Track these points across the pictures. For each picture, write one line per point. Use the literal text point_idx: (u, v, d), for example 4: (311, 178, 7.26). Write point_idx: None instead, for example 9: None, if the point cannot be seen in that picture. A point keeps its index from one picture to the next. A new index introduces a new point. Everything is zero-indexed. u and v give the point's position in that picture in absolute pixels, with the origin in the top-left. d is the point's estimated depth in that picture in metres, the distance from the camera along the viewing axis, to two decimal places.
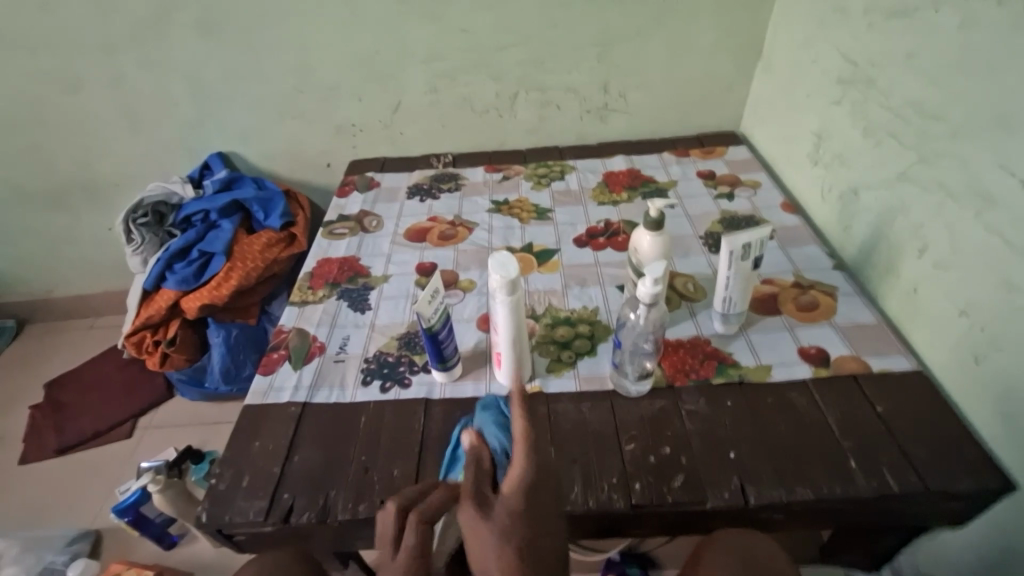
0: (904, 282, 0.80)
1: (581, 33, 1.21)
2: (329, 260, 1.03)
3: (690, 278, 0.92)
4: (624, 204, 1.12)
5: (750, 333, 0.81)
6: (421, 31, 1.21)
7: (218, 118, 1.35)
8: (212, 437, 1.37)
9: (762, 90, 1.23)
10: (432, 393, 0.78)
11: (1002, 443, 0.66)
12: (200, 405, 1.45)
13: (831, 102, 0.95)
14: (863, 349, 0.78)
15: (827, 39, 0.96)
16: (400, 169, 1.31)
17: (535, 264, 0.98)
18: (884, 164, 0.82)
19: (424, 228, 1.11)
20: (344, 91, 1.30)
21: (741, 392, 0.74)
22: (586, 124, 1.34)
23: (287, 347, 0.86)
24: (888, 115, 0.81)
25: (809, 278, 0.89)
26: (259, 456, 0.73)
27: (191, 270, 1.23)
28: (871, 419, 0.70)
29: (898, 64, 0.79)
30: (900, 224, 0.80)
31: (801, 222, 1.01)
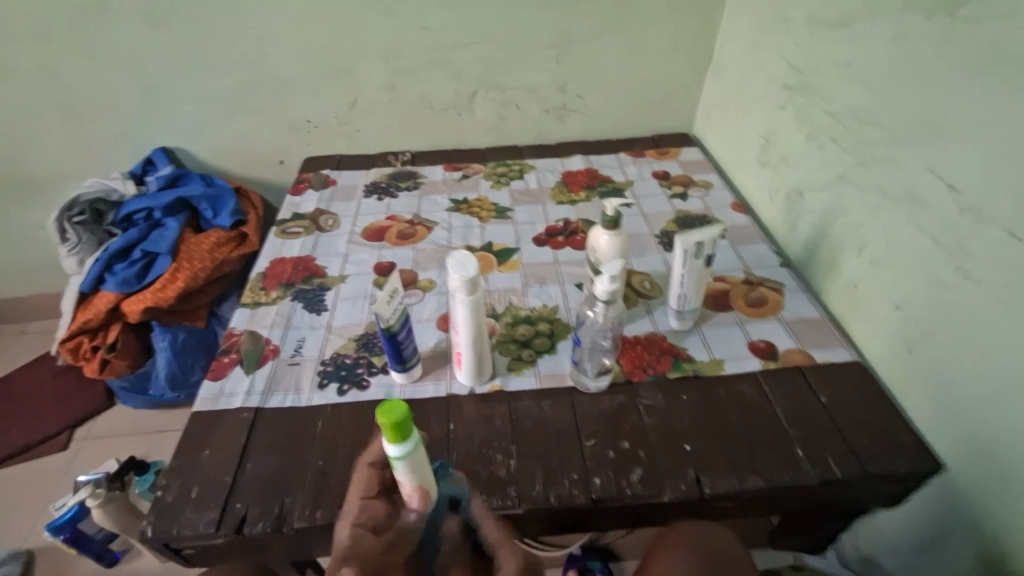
0: (844, 278, 0.84)
1: (540, 34, 1.22)
2: (283, 260, 1.00)
3: (646, 276, 0.94)
4: (582, 203, 1.14)
5: (704, 328, 0.84)
6: (378, 26, 1.19)
7: (162, 110, 1.28)
8: (156, 447, 1.30)
9: (712, 94, 1.27)
10: (392, 394, 0.76)
11: (931, 426, 0.71)
12: (145, 414, 1.38)
13: (776, 107, 0.99)
14: (808, 342, 0.82)
15: (773, 47, 1.00)
16: (356, 167, 1.28)
17: (495, 263, 0.98)
18: (825, 166, 0.87)
19: (381, 227, 1.09)
20: (298, 86, 1.26)
21: (695, 385, 0.77)
22: (544, 124, 1.35)
23: (238, 351, 0.83)
24: (830, 120, 0.85)
25: (758, 275, 0.93)
26: (208, 465, 0.70)
27: (132, 270, 1.15)
28: (816, 408, 0.74)
29: (837, 71, 0.83)
30: (840, 223, 0.84)
31: (749, 221, 1.05)
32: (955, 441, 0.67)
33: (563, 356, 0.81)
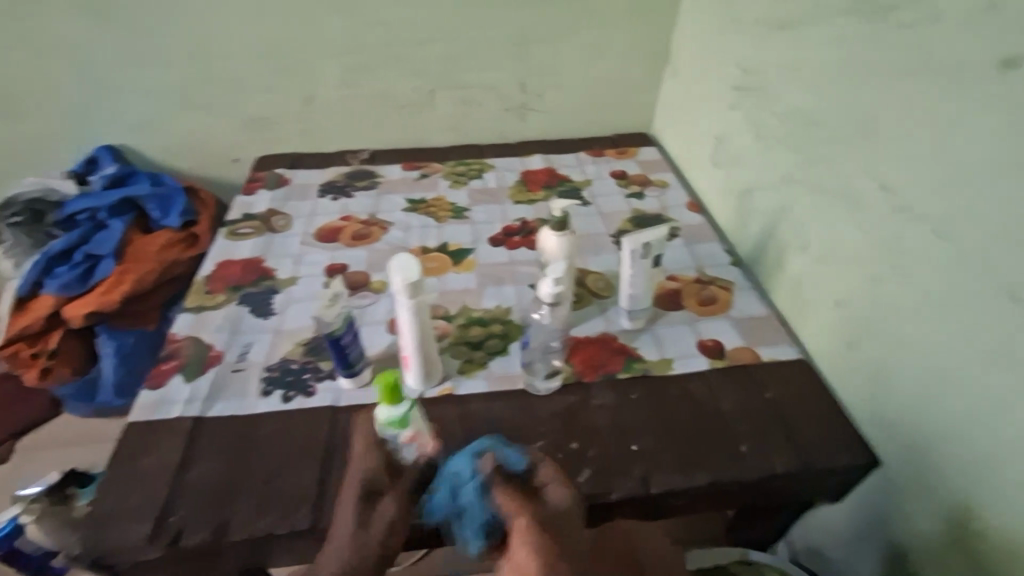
0: (789, 277, 0.85)
1: (498, 32, 1.21)
2: (232, 262, 0.97)
3: (601, 275, 0.95)
4: (540, 202, 1.13)
5: (655, 327, 0.85)
6: (332, 21, 1.16)
7: (106, 106, 1.24)
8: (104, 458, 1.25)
9: (670, 94, 1.28)
10: (339, 400, 0.75)
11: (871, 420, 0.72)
12: (94, 422, 1.33)
13: (728, 107, 1.00)
14: (755, 340, 0.83)
15: (724, 47, 1.01)
16: (312, 165, 1.25)
17: (450, 263, 0.98)
18: (772, 165, 0.88)
19: (336, 227, 1.07)
20: (250, 82, 1.23)
21: (645, 384, 0.77)
22: (505, 123, 1.33)
23: (181, 357, 0.81)
24: (777, 121, 0.87)
25: (710, 274, 0.94)
26: (146, 476, 0.68)
27: (74, 273, 1.10)
28: (763, 404, 0.75)
29: (783, 72, 0.84)
30: (786, 222, 0.86)
31: (703, 220, 1.06)
32: (893, 434, 0.69)
33: (516, 357, 0.81)
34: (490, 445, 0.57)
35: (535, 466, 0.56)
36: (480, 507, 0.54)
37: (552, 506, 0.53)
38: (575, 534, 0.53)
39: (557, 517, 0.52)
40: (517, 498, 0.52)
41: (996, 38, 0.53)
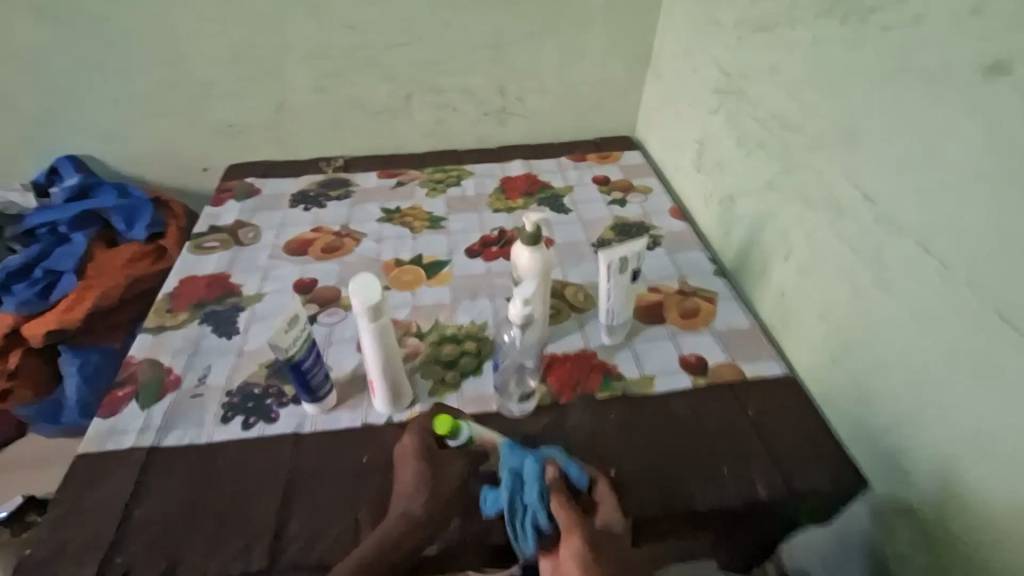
0: (773, 288, 0.82)
1: (474, 34, 1.17)
2: (195, 278, 0.93)
3: (580, 287, 0.91)
4: (519, 210, 1.10)
5: (635, 343, 0.81)
6: (300, 25, 1.12)
7: (68, 114, 1.19)
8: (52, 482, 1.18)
9: (653, 97, 1.24)
10: (302, 427, 0.71)
11: (858, 439, 0.69)
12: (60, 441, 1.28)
13: (709, 111, 0.97)
14: (738, 354, 0.80)
15: (705, 49, 0.98)
16: (284, 174, 1.21)
17: (425, 276, 0.94)
18: (754, 172, 0.85)
19: (307, 239, 1.03)
20: (218, 89, 1.18)
21: (623, 404, 0.74)
22: (484, 127, 1.29)
23: (136, 383, 0.76)
24: (758, 126, 0.83)
25: (693, 284, 0.91)
26: (92, 513, 0.63)
27: (33, 290, 1.06)
28: (744, 424, 0.72)
29: (763, 76, 0.81)
30: (769, 231, 0.82)
31: (687, 226, 1.03)
32: (879, 453, 0.66)
33: (489, 376, 0.77)
34: (558, 456, 0.61)
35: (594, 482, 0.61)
36: (540, 508, 0.56)
37: (608, 525, 0.56)
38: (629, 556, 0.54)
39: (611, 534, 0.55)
40: (573, 511, 0.54)
41: (980, 41, 0.50)
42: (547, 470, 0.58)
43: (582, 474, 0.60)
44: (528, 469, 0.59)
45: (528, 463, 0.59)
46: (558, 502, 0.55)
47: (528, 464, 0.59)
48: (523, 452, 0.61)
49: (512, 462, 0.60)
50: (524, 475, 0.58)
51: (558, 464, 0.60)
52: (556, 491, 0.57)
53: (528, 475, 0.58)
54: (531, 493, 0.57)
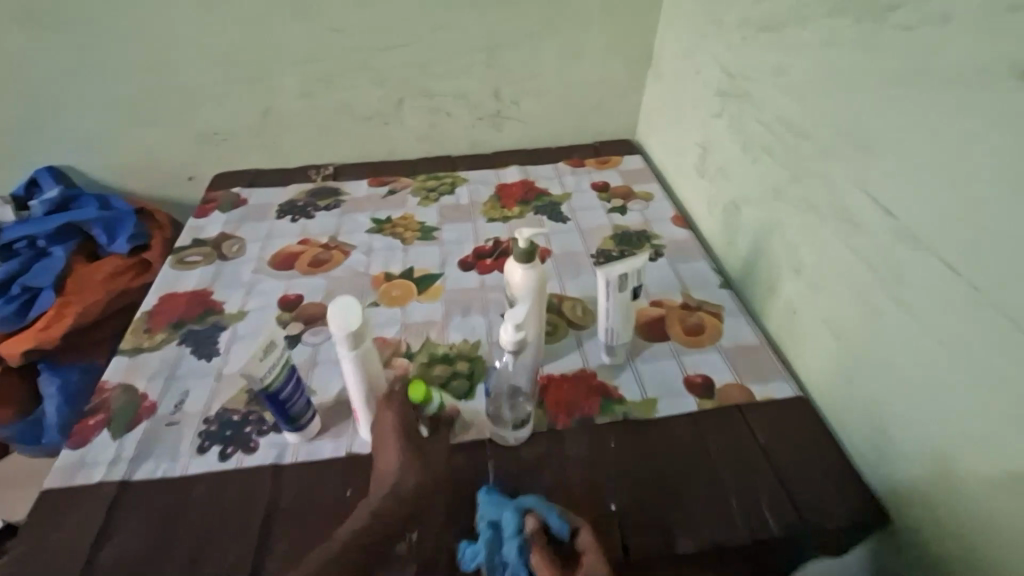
0: (782, 302, 0.77)
1: (467, 36, 1.13)
2: (175, 295, 0.89)
3: (578, 301, 0.87)
4: (515, 219, 1.05)
5: (637, 362, 0.77)
6: (285, 28, 1.08)
7: (47, 123, 1.15)
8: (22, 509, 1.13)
9: (653, 99, 1.20)
10: (283, 457, 0.67)
11: (874, 468, 0.64)
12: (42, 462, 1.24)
13: (712, 115, 0.93)
14: (747, 374, 0.75)
15: (708, 50, 0.93)
16: (271, 183, 1.17)
17: (416, 291, 0.89)
18: (760, 180, 0.80)
19: (293, 252, 0.98)
20: (201, 96, 1.14)
21: (625, 430, 0.69)
22: (479, 132, 1.25)
23: (108, 410, 0.72)
24: (764, 130, 0.79)
25: (697, 297, 0.86)
26: (55, 554, 0.59)
27: (11, 307, 1.02)
28: (754, 451, 0.67)
29: (769, 78, 0.76)
30: (776, 242, 0.78)
31: (690, 235, 0.98)
32: (897, 484, 0.61)
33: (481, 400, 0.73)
34: (535, 504, 0.58)
35: (576, 529, 0.57)
36: (520, 564, 0.55)
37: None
38: None
39: None
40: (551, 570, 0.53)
41: (1009, 40, 0.46)
42: (524, 525, 0.56)
43: (561, 521, 0.56)
44: (507, 523, 0.57)
45: (505, 518, 0.57)
46: (537, 560, 0.53)
47: (507, 521, 0.57)
48: (501, 503, 0.59)
49: (491, 514, 0.58)
50: (502, 529, 0.57)
51: (538, 515, 0.57)
52: (533, 546, 0.54)
53: (507, 530, 0.56)
54: (509, 551, 0.55)
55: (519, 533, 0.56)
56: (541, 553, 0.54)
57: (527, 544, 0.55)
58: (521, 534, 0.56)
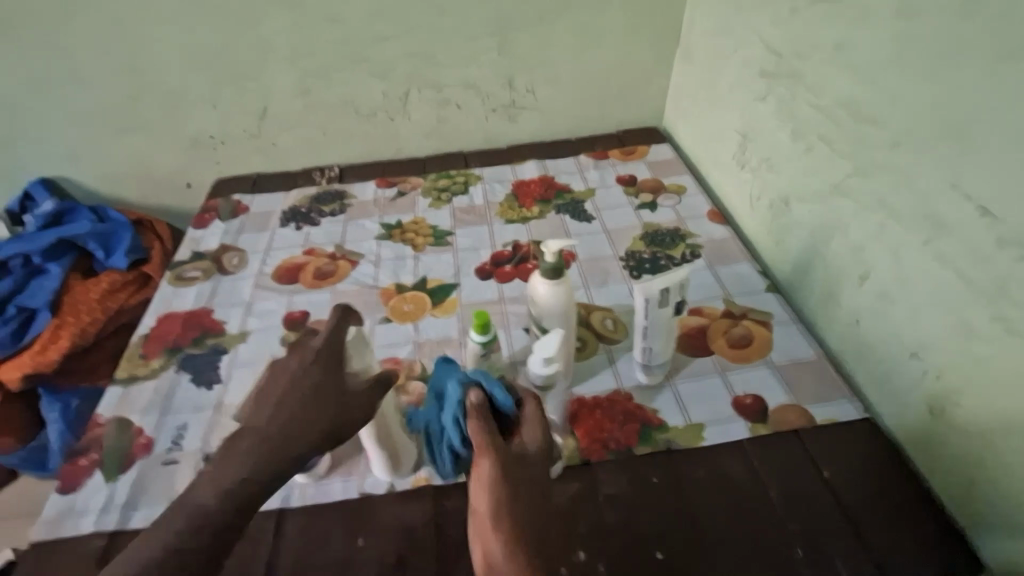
0: (844, 311, 0.68)
1: (477, 21, 1.04)
2: (172, 316, 0.83)
3: (609, 312, 0.78)
4: (535, 220, 0.97)
5: (677, 382, 0.69)
6: (280, 20, 1.01)
7: (37, 131, 1.09)
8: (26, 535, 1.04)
9: (682, 82, 1.10)
10: (289, 501, 0.60)
11: (972, 518, 0.55)
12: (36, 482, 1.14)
13: (754, 97, 0.83)
14: (805, 395, 0.66)
15: (748, 24, 0.83)
16: (273, 188, 1.10)
17: (430, 304, 0.82)
18: (815, 171, 0.71)
19: (296, 265, 0.91)
20: (195, 96, 1.07)
21: (666, 463, 0.61)
22: (492, 126, 1.16)
23: (100, 449, 0.66)
24: (819, 114, 0.69)
25: (741, 305, 0.77)
26: None
27: (7, 330, 0.97)
28: (818, 490, 0.58)
29: (825, 55, 0.67)
30: (836, 242, 0.68)
31: (729, 233, 0.89)
32: (1005, 541, 0.52)
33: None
34: (482, 377, 0.55)
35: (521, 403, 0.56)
36: (453, 431, 0.54)
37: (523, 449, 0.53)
38: (541, 482, 0.52)
39: (527, 462, 0.52)
40: (483, 436, 0.52)
41: None
42: (468, 396, 0.54)
43: (506, 397, 0.54)
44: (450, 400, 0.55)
45: (449, 387, 0.55)
46: (474, 427, 0.52)
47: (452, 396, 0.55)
48: (449, 372, 0.57)
49: (438, 384, 0.57)
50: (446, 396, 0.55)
51: (482, 387, 0.55)
52: (472, 417, 0.53)
53: (450, 399, 0.55)
54: (448, 418, 0.55)
55: (461, 405, 0.54)
56: (479, 421, 0.53)
57: (466, 408, 0.54)
58: (463, 404, 0.54)
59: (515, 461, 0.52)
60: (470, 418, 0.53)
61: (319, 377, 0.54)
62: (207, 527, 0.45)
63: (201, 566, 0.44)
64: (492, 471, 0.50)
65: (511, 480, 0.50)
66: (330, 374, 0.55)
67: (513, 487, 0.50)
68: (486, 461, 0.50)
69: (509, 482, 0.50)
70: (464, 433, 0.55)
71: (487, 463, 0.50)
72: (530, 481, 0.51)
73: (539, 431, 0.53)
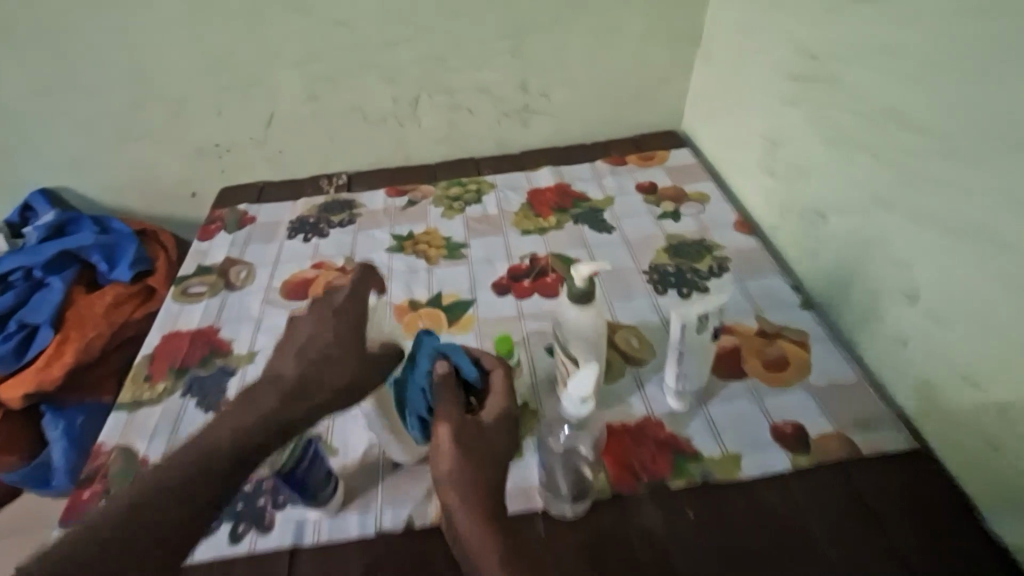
0: (889, 332, 0.64)
1: (489, 22, 1.00)
2: (178, 335, 0.80)
3: (634, 329, 0.75)
4: (552, 230, 0.93)
5: (710, 406, 0.65)
6: (286, 24, 0.97)
7: (37, 141, 1.06)
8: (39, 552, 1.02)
9: (703, 84, 1.05)
10: (303, 537, 0.57)
11: None
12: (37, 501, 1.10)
13: (785, 102, 0.79)
14: (847, 421, 0.62)
15: (779, 25, 0.79)
16: (280, 197, 1.06)
17: (445, 322, 0.79)
18: (855, 183, 0.67)
19: (305, 279, 0.88)
20: (199, 103, 1.04)
21: (703, 498, 0.58)
22: (505, 130, 1.12)
23: (106, 478, 0.63)
24: (861, 123, 0.65)
25: (774, 322, 0.73)
26: None
27: (8, 347, 0.93)
28: (867, 527, 0.55)
29: (869, 60, 0.63)
30: (879, 259, 0.64)
31: (757, 244, 0.85)
32: None
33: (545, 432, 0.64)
34: (452, 350, 0.57)
35: (488, 372, 0.58)
36: (420, 400, 0.55)
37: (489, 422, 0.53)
38: (506, 452, 0.51)
39: (490, 434, 0.51)
40: (448, 406, 0.52)
41: None
42: (435, 367, 0.55)
43: (471, 369, 0.55)
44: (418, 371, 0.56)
45: (420, 359, 0.56)
46: (443, 396, 0.53)
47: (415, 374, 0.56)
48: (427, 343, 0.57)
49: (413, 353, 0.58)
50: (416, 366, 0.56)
51: (451, 360, 0.56)
52: (441, 388, 0.54)
53: (419, 371, 0.56)
54: (416, 386, 0.55)
55: (429, 376, 0.55)
56: (447, 392, 0.53)
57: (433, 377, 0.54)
58: (431, 375, 0.55)
59: (478, 434, 0.50)
60: (438, 388, 0.54)
61: (337, 334, 0.52)
62: (211, 470, 0.42)
63: (172, 521, 0.40)
64: (450, 441, 0.49)
65: (474, 448, 0.49)
66: (355, 332, 0.53)
67: (475, 458, 0.48)
68: (446, 427, 0.50)
69: (472, 452, 0.48)
70: (430, 402, 0.55)
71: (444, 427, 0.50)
72: (496, 449, 0.50)
73: (503, 406, 0.54)
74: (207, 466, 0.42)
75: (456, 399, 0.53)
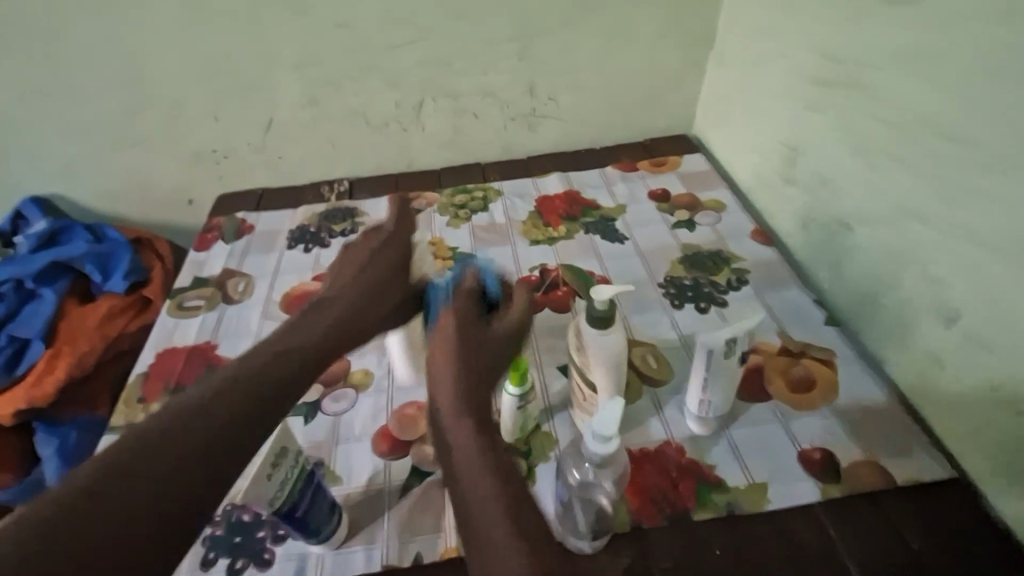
0: (922, 352, 0.61)
1: (496, 23, 0.97)
2: (173, 352, 0.76)
3: (650, 347, 0.71)
4: (562, 240, 0.89)
5: (734, 431, 0.62)
6: (285, 25, 0.94)
7: (28, 148, 1.02)
8: None
9: (716, 87, 1.02)
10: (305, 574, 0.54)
11: None
12: None
13: (807, 109, 0.75)
14: (879, 448, 0.59)
15: (801, 28, 0.76)
16: (280, 205, 1.03)
17: None
18: (886, 195, 0.63)
19: (306, 292, 0.84)
20: (195, 107, 1.00)
21: (730, 532, 0.54)
22: (512, 135, 1.08)
23: None
24: (893, 132, 0.61)
25: (798, 340, 0.70)
26: None
27: None
28: (907, 565, 0.51)
29: (902, 66, 0.59)
30: (912, 276, 0.61)
31: (776, 255, 0.82)
32: None
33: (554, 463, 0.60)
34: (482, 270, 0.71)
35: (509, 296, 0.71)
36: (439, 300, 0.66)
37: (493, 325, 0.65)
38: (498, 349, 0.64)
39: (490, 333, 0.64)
40: (461, 301, 0.65)
41: None
42: (465, 276, 0.68)
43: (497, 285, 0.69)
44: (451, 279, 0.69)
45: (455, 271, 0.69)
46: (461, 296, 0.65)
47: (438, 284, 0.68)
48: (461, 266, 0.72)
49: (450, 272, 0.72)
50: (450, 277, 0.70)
51: (476, 275, 0.69)
52: (464, 289, 0.67)
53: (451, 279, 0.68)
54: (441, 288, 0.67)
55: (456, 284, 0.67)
56: (468, 291, 0.66)
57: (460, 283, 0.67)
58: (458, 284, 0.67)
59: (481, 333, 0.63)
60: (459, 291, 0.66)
61: (388, 266, 0.72)
62: (261, 380, 0.55)
63: (242, 410, 0.52)
64: (454, 325, 0.62)
65: (473, 338, 0.62)
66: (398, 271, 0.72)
67: (468, 344, 0.61)
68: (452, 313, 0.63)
69: (468, 339, 0.61)
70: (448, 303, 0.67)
71: (448, 322, 0.63)
72: (490, 343, 0.63)
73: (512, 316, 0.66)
74: (270, 376, 0.56)
75: (471, 303, 0.65)
